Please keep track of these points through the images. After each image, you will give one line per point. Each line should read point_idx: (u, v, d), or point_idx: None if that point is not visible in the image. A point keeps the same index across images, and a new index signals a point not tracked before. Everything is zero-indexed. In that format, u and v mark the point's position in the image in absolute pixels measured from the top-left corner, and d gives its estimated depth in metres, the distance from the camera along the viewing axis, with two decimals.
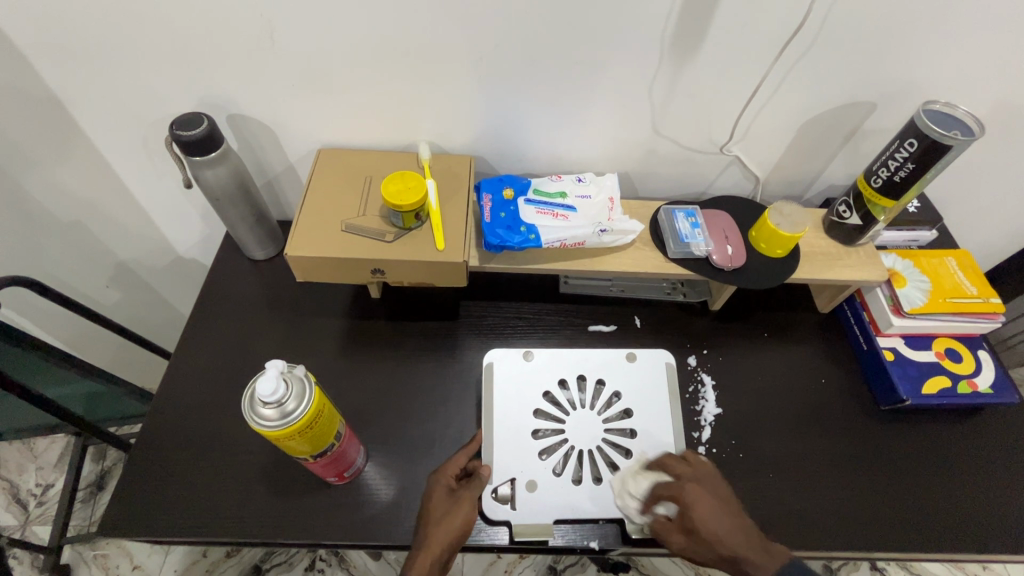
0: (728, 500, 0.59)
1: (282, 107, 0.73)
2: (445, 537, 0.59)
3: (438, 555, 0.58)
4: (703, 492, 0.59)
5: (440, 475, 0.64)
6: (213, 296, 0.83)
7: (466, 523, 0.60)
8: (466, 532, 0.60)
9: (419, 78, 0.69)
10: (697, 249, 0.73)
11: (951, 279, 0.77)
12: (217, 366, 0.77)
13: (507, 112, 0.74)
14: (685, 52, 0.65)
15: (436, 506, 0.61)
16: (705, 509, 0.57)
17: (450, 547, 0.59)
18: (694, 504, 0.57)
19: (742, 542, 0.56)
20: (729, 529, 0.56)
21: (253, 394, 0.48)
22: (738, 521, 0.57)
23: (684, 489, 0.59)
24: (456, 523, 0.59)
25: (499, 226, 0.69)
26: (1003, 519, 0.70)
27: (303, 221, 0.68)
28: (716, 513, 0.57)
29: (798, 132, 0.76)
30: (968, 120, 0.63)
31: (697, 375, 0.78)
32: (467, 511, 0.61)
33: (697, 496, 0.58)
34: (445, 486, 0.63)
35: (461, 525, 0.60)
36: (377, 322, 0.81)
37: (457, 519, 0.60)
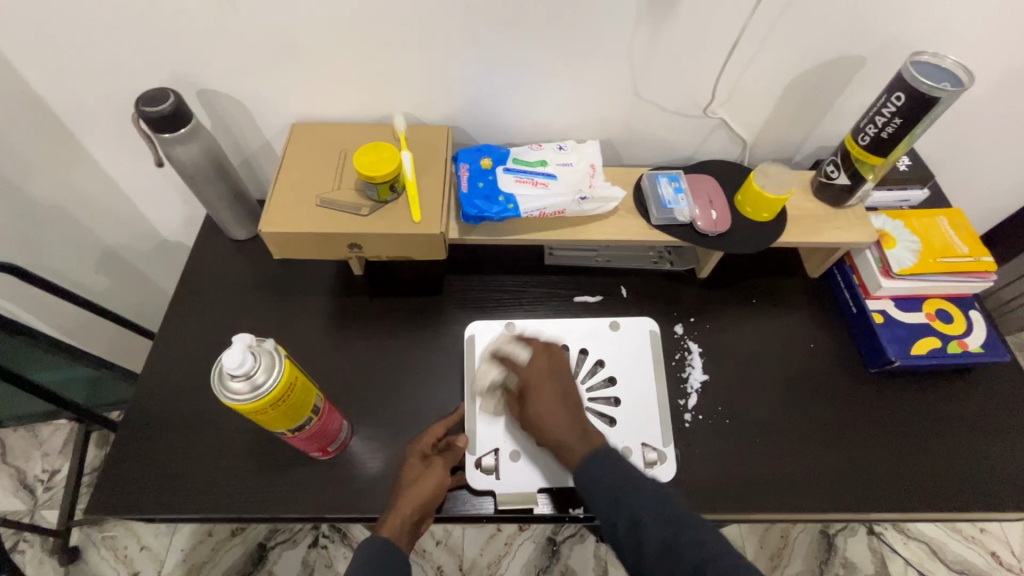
0: (570, 399, 0.61)
1: (251, 82, 0.71)
2: (416, 499, 0.59)
3: (408, 516, 0.58)
4: (535, 378, 0.63)
5: (415, 445, 0.64)
6: (195, 277, 0.83)
7: (436, 487, 0.60)
8: (436, 496, 0.60)
9: (389, 47, 0.67)
10: (681, 215, 0.72)
11: (941, 238, 0.75)
12: (202, 348, 0.77)
13: (483, 80, 0.71)
14: (663, 10, 0.63)
15: (409, 471, 0.61)
16: (533, 393, 0.61)
17: (420, 508, 0.59)
18: (534, 390, 0.62)
19: (565, 432, 0.59)
20: (556, 416, 0.60)
21: (221, 367, 0.47)
22: (565, 416, 0.60)
23: (527, 374, 0.63)
24: (426, 486, 0.60)
25: (477, 197, 0.68)
26: (993, 478, 0.69)
27: (277, 196, 0.66)
28: (549, 405, 0.60)
29: (785, 92, 0.74)
30: (957, 71, 0.61)
31: (684, 343, 0.77)
32: (437, 476, 0.61)
33: (538, 388, 0.62)
34: (419, 454, 0.63)
35: (432, 488, 0.60)
36: (361, 299, 0.80)
37: (429, 483, 0.60)
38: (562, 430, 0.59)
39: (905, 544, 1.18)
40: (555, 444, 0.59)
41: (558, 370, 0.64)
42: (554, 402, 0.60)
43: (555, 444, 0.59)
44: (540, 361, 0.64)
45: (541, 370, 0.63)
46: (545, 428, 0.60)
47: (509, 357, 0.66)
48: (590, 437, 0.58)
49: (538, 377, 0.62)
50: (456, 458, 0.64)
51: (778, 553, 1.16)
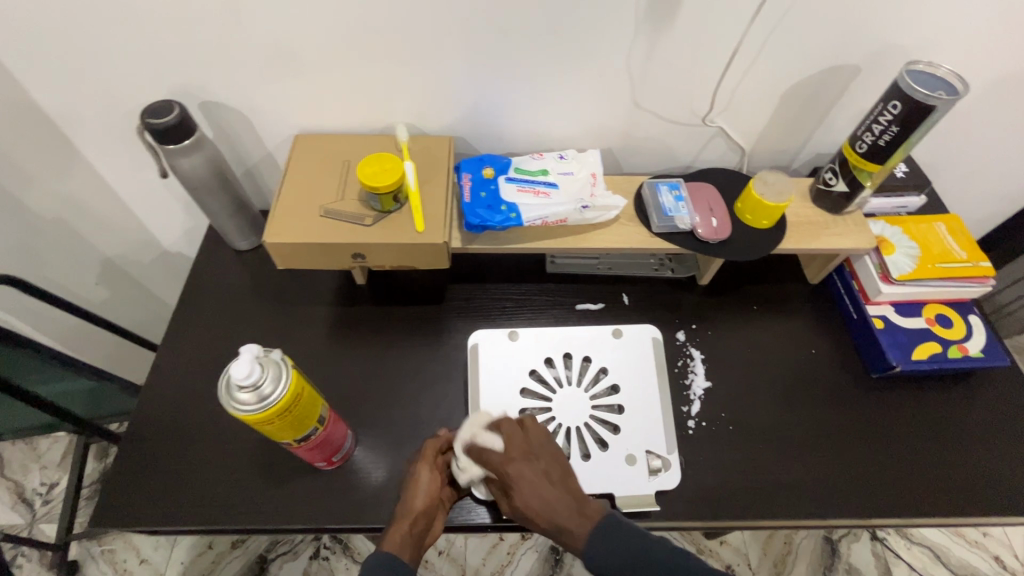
0: (557, 477, 0.57)
1: (255, 93, 0.71)
2: (407, 505, 0.59)
3: (409, 528, 0.58)
4: (514, 466, 0.56)
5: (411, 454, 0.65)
6: (198, 287, 0.83)
7: (426, 487, 0.60)
8: (430, 496, 0.60)
9: (391, 59, 0.68)
10: (681, 222, 0.72)
11: (939, 244, 0.75)
12: (205, 358, 0.77)
13: (485, 90, 0.72)
14: (662, 20, 0.64)
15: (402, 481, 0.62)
16: (520, 484, 0.56)
17: (414, 512, 0.59)
18: (519, 482, 0.56)
19: (564, 517, 0.54)
20: (551, 502, 0.55)
21: (228, 378, 0.47)
22: (559, 495, 0.55)
23: (507, 468, 0.56)
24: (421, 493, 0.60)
25: (479, 206, 0.69)
26: (996, 482, 0.70)
27: (281, 207, 0.67)
28: (540, 493, 0.55)
29: (783, 100, 0.75)
30: (952, 79, 0.62)
31: (686, 350, 0.77)
32: (431, 482, 0.61)
33: (523, 478, 0.56)
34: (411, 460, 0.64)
35: (421, 489, 0.60)
36: (364, 308, 0.80)
37: (417, 485, 0.60)
38: (555, 512, 0.55)
39: (908, 549, 1.18)
40: (551, 529, 0.55)
41: (533, 450, 0.58)
42: (543, 491, 0.55)
43: (552, 528, 0.55)
44: (516, 444, 0.58)
45: (524, 452, 0.58)
46: (538, 515, 0.55)
47: (478, 447, 0.58)
48: (587, 511, 0.55)
49: (518, 461, 0.57)
50: (439, 444, 0.63)
51: (782, 559, 1.16)
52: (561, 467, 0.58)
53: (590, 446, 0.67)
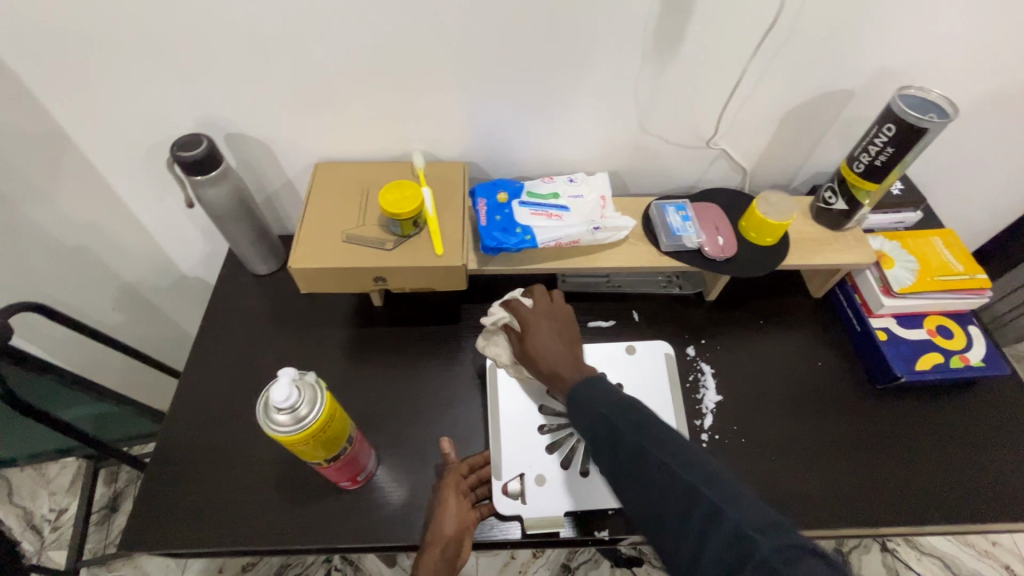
0: (569, 338, 0.67)
1: (277, 125, 0.74)
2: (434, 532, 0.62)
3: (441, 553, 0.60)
4: (532, 316, 0.68)
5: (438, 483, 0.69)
6: (219, 311, 0.85)
7: (446, 513, 0.63)
8: (453, 520, 0.63)
9: (409, 91, 0.71)
10: (690, 241, 0.75)
11: (937, 257, 0.78)
12: (227, 381, 0.79)
13: (498, 118, 0.76)
14: (666, 51, 0.68)
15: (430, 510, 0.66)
16: (537, 327, 0.66)
17: (440, 536, 0.61)
18: (535, 327, 0.66)
19: (563, 362, 0.63)
20: (555, 349, 0.64)
21: (266, 400, 0.48)
22: (566, 349, 0.65)
23: (528, 315, 0.68)
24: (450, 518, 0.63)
25: (495, 229, 0.71)
26: (1004, 489, 0.71)
27: (304, 234, 0.69)
28: (550, 340, 0.65)
29: (782, 123, 0.78)
30: (943, 103, 0.65)
31: (697, 365, 0.79)
32: (458, 507, 0.64)
33: (540, 323, 0.67)
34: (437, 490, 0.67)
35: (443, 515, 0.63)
36: (382, 329, 0.82)
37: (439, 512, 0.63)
38: (560, 361, 0.63)
39: (918, 560, 1.18)
40: (551, 372, 0.63)
41: (556, 316, 0.69)
42: (553, 338, 0.66)
43: (552, 371, 0.63)
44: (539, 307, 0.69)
45: (546, 310, 0.69)
46: (545, 357, 0.64)
47: (509, 301, 0.70)
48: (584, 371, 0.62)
49: (539, 316, 0.68)
50: (450, 467, 0.66)
51: None
52: (574, 338, 0.67)
53: None
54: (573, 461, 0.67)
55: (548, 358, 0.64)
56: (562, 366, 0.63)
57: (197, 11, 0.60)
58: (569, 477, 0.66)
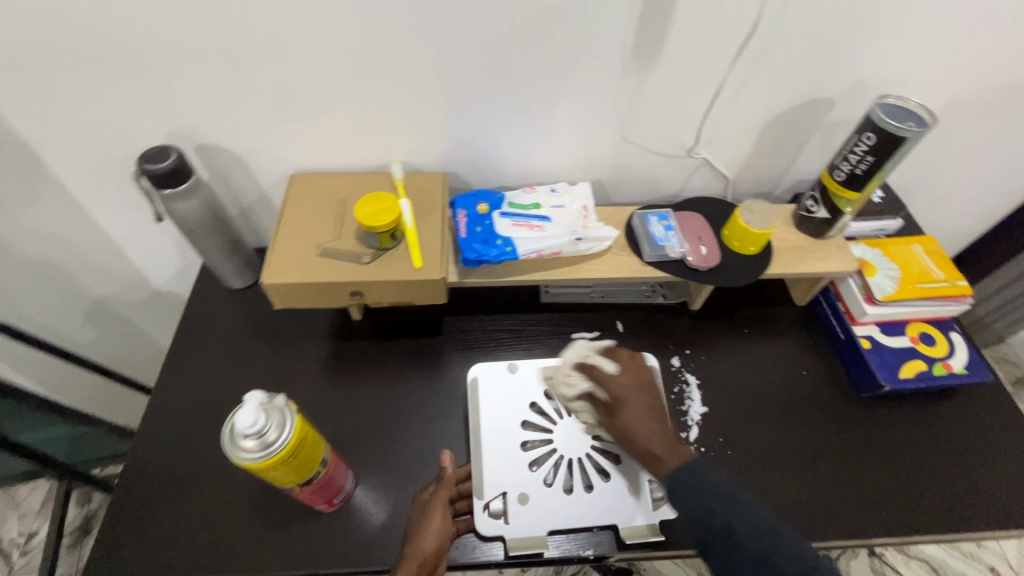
0: (658, 409, 0.62)
1: (250, 136, 0.72)
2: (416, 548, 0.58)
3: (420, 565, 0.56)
4: (627, 383, 0.63)
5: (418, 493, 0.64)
6: (192, 328, 0.82)
7: (432, 531, 0.59)
8: (437, 538, 0.59)
9: (386, 101, 0.70)
10: (672, 251, 0.74)
11: (918, 264, 0.78)
12: (199, 401, 0.76)
13: (477, 128, 0.74)
14: (646, 60, 0.67)
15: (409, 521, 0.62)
16: (624, 403, 0.61)
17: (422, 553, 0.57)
18: (625, 401, 0.61)
19: (660, 442, 0.58)
20: (648, 427, 0.60)
21: (232, 426, 0.46)
22: (660, 424, 0.60)
23: (614, 387, 0.62)
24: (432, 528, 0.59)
25: (475, 241, 0.70)
26: (989, 496, 0.71)
27: (278, 247, 0.67)
28: (642, 417, 0.60)
29: (763, 132, 0.78)
30: (921, 111, 0.66)
31: (682, 375, 0.78)
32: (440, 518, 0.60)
33: (627, 396, 0.62)
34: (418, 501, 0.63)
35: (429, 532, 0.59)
36: (361, 344, 0.80)
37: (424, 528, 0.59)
38: (652, 438, 0.59)
39: (906, 564, 1.19)
40: (644, 449, 0.59)
41: (643, 383, 0.64)
42: (643, 414, 0.60)
43: (643, 450, 0.59)
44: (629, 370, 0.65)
45: (635, 378, 0.64)
46: (636, 434, 0.59)
47: (591, 367, 0.65)
48: (679, 451, 0.58)
49: (629, 386, 0.63)
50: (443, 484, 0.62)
51: None
52: (662, 407, 0.63)
53: (592, 477, 0.66)
54: (557, 478, 0.66)
55: (643, 436, 0.59)
56: (659, 445, 0.58)
57: (163, 20, 0.58)
58: (552, 495, 0.65)
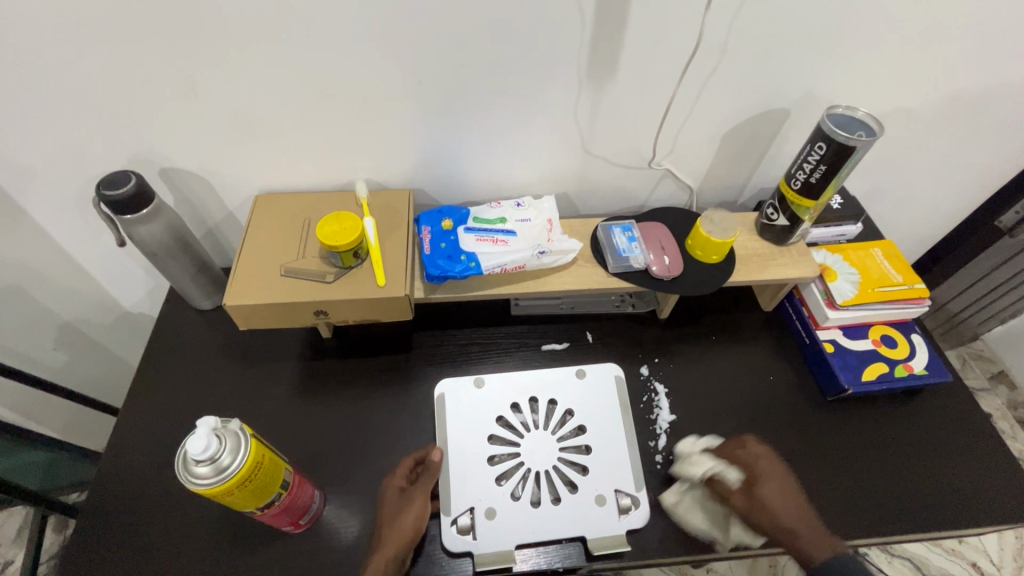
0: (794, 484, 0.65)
1: (213, 159, 0.73)
2: (400, 533, 0.60)
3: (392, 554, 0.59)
4: (775, 468, 0.65)
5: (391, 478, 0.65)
6: (161, 351, 0.81)
7: (414, 520, 0.61)
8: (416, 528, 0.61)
9: (347, 121, 0.70)
10: (636, 262, 0.75)
11: (878, 269, 0.80)
12: (167, 425, 0.75)
13: (440, 146, 0.75)
14: (602, 77, 0.68)
15: (388, 507, 0.63)
16: (766, 477, 0.64)
17: (399, 540, 0.59)
18: (765, 474, 0.64)
19: (806, 523, 0.61)
20: (787, 502, 0.63)
21: (186, 453, 0.46)
22: (798, 502, 0.63)
23: (755, 461, 0.66)
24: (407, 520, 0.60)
25: (439, 257, 0.70)
26: (955, 495, 0.72)
27: (241, 269, 0.67)
28: (779, 491, 0.63)
29: (721, 143, 0.80)
30: (869, 121, 0.67)
31: (651, 384, 0.79)
32: (419, 508, 0.62)
33: (769, 470, 0.65)
34: (397, 487, 0.65)
35: (412, 520, 0.61)
36: (331, 362, 0.80)
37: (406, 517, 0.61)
38: (798, 519, 0.61)
39: (889, 563, 1.20)
40: (792, 528, 0.61)
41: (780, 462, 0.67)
42: (779, 489, 0.63)
43: (789, 530, 0.61)
44: (768, 457, 0.67)
45: (763, 453, 0.67)
46: (780, 511, 0.62)
47: (738, 449, 0.68)
48: (825, 535, 0.61)
49: (765, 460, 0.66)
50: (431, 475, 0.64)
51: None
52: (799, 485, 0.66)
53: (559, 489, 0.66)
54: (524, 491, 0.66)
55: (785, 511, 0.62)
56: (800, 520, 0.61)
57: (117, 48, 0.59)
58: (520, 509, 0.65)
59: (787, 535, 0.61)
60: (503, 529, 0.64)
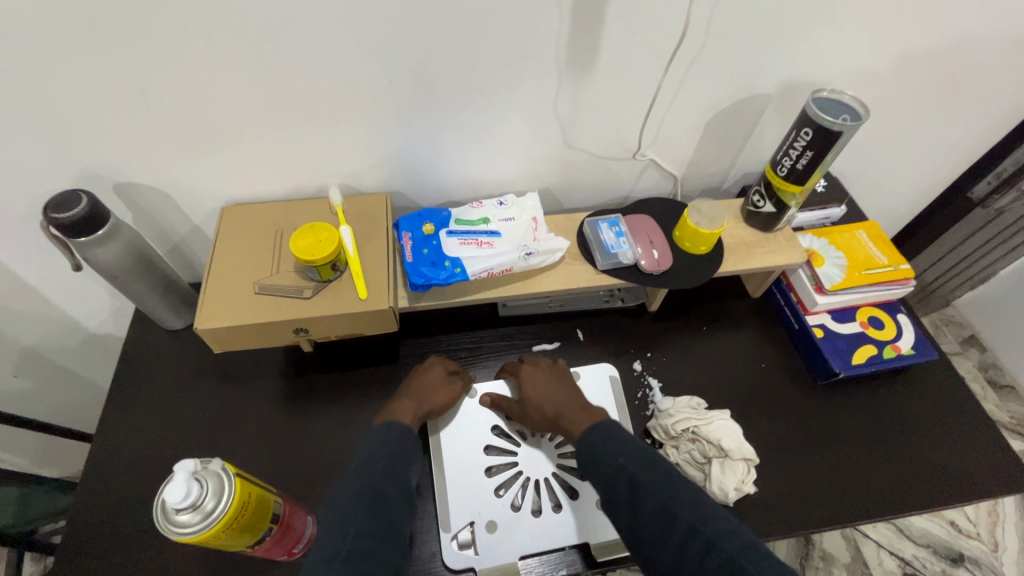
0: (561, 380, 0.68)
1: (172, 171, 0.67)
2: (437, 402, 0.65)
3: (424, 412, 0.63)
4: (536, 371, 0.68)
5: (440, 359, 0.70)
6: (132, 376, 0.77)
7: (449, 400, 0.66)
8: (446, 407, 0.66)
9: (315, 126, 0.66)
10: (625, 257, 0.74)
11: (863, 251, 0.80)
12: (145, 454, 0.71)
13: (416, 146, 0.71)
14: (582, 68, 0.65)
15: (434, 375, 0.67)
16: (526, 378, 0.68)
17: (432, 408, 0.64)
18: (524, 379, 0.68)
19: (569, 407, 0.63)
20: (551, 394, 0.65)
21: (163, 503, 0.43)
22: (564, 391, 0.65)
23: (518, 368, 0.70)
24: (444, 398, 0.66)
25: (422, 264, 0.67)
26: (946, 472, 0.73)
27: (212, 289, 0.63)
28: (542, 386, 0.66)
29: (705, 130, 0.78)
30: (855, 104, 0.66)
31: (644, 380, 0.78)
32: (451, 397, 0.67)
33: (528, 373, 0.68)
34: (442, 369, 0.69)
35: (446, 401, 0.66)
36: (315, 377, 0.77)
37: (446, 393, 0.66)
38: (561, 407, 0.64)
39: (874, 527, 1.23)
40: (557, 414, 0.63)
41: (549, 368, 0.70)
42: (545, 384, 0.66)
43: (556, 418, 0.63)
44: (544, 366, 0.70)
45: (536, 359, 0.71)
46: (546, 403, 0.65)
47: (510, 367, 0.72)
48: (593, 413, 0.62)
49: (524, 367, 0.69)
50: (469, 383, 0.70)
51: None
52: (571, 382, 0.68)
53: (560, 496, 0.65)
54: (524, 500, 0.64)
55: (547, 403, 0.64)
56: (563, 406, 0.64)
57: (53, 58, 0.53)
58: (521, 518, 0.63)
59: (556, 423, 0.63)
60: (506, 541, 0.62)
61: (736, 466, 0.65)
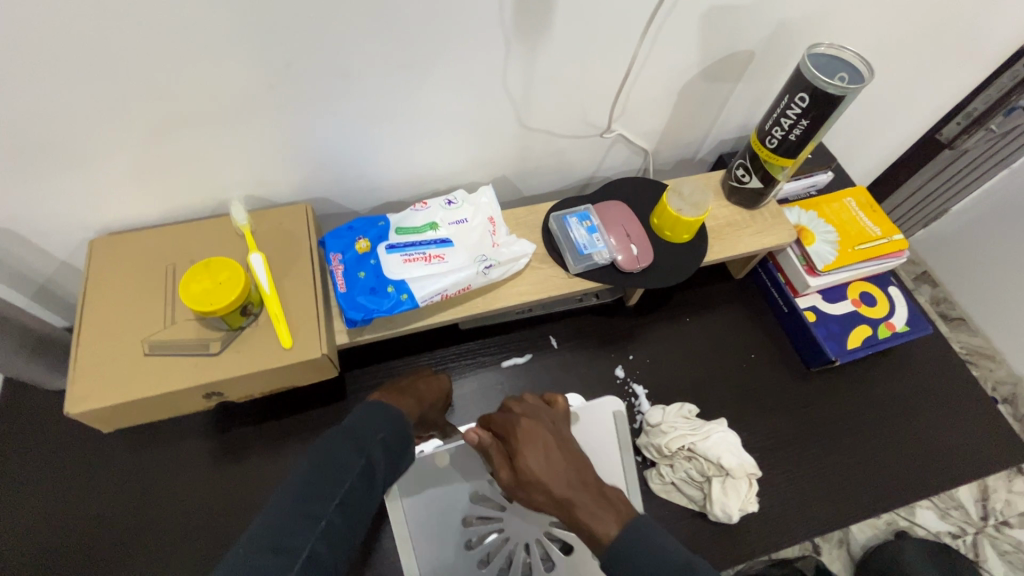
0: (570, 450, 0.51)
1: (9, 205, 0.51)
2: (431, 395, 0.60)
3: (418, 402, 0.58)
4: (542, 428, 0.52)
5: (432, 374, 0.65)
6: (11, 457, 0.62)
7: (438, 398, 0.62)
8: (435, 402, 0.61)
9: (196, 130, 0.50)
10: (600, 257, 0.64)
11: (855, 222, 0.72)
12: (43, 557, 0.58)
13: (336, 144, 0.57)
14: (536, 34, 0.51)
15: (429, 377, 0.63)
16: (528, 444, 0.49)
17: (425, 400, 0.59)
18: (525, 442, 0.49)
19: (589, 493, 0.47)
20: (562, 472, 0.48)
21: None
22: (579, 469, 0.49)
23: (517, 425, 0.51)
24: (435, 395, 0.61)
25: (359, 293, 0.55)
26: (938, 451, 0.71)
27: (87, 355, 0.49)
28: (549, 458, 0.49)
29: (680, 96, 0.66)
30: (857, 61, 0.56)
31: (629, 388, 0.70)
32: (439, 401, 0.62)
33: (529, 436, 0.50)
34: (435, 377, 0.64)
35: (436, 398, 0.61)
36: (249, 429, 0.64)
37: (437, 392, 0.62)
38: (575, 489, 0.48)
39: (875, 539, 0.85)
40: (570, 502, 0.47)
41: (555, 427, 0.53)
42: (553, 455, 0.49)
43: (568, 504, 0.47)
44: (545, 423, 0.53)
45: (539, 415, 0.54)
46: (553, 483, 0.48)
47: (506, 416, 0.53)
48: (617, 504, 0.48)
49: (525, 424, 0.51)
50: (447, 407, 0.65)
51: None
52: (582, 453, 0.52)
53: (551, 553, 0.59)
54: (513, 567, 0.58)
55: (555, 483, 0.48)
56: (579, 491, 0.47)
57: None
58: None
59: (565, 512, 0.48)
60: None
61: (738, 485, 0.60)
